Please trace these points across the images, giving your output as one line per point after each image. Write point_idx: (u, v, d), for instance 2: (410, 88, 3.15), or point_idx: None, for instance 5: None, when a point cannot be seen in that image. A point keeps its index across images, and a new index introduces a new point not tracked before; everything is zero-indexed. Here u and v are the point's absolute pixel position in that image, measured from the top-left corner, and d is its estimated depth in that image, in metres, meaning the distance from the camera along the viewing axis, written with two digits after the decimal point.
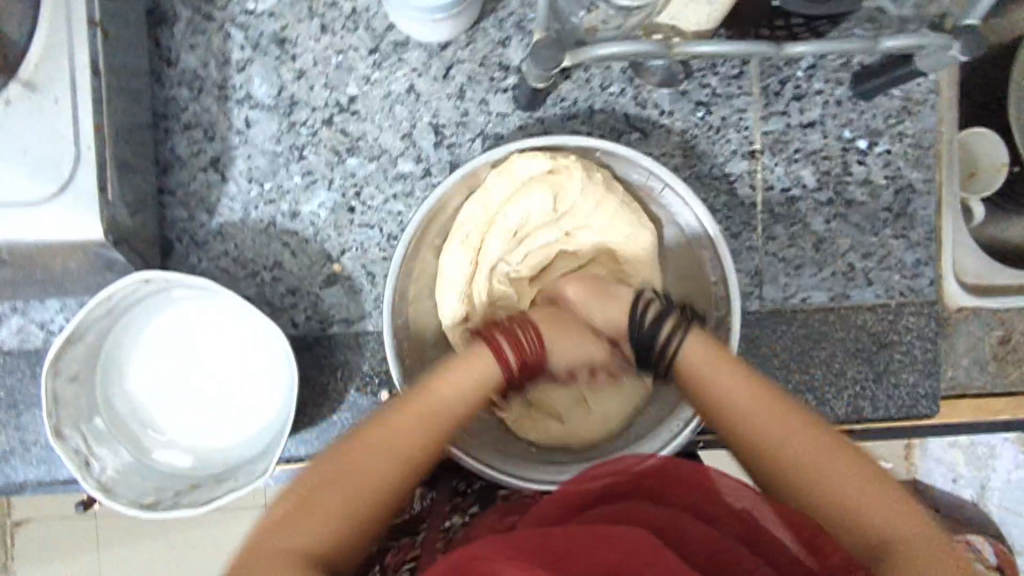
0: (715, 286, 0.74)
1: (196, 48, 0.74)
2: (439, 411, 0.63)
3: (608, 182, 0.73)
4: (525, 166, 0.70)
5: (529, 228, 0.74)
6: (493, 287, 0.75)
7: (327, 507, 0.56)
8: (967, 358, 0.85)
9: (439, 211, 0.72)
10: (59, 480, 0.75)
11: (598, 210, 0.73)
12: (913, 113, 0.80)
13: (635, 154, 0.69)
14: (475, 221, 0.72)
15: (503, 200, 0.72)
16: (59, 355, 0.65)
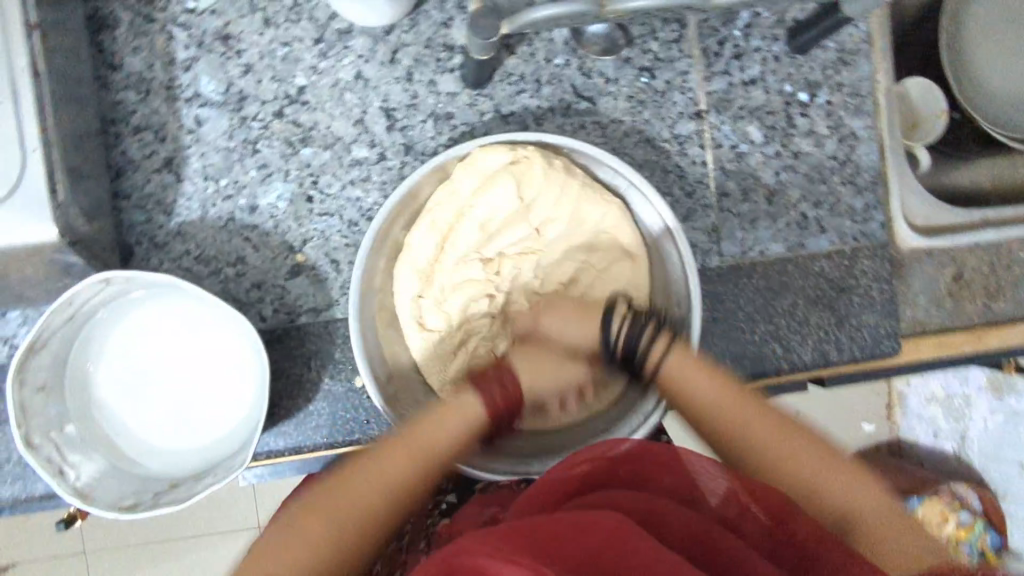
0: (676, 273, 0.74)
1: (140, 51, 0.74)
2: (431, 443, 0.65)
3: (568, 167, 0.74)
4: (490, 159, 0.71)
5: (496, 224, 0.75)
6: (457, 275, 0.76)
7: (321, 521, 0.59)
8: (924, 297, 0.87)
9: (411, 201, 0.73)
10: (36, 495, 0.74)
11: (562, 199, 0.75)
12: (848, 64, 0.83)
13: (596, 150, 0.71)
14: (443, 205, 0.73)
15: (470, 192, 0.73)
16: (23, 364, 0.64)
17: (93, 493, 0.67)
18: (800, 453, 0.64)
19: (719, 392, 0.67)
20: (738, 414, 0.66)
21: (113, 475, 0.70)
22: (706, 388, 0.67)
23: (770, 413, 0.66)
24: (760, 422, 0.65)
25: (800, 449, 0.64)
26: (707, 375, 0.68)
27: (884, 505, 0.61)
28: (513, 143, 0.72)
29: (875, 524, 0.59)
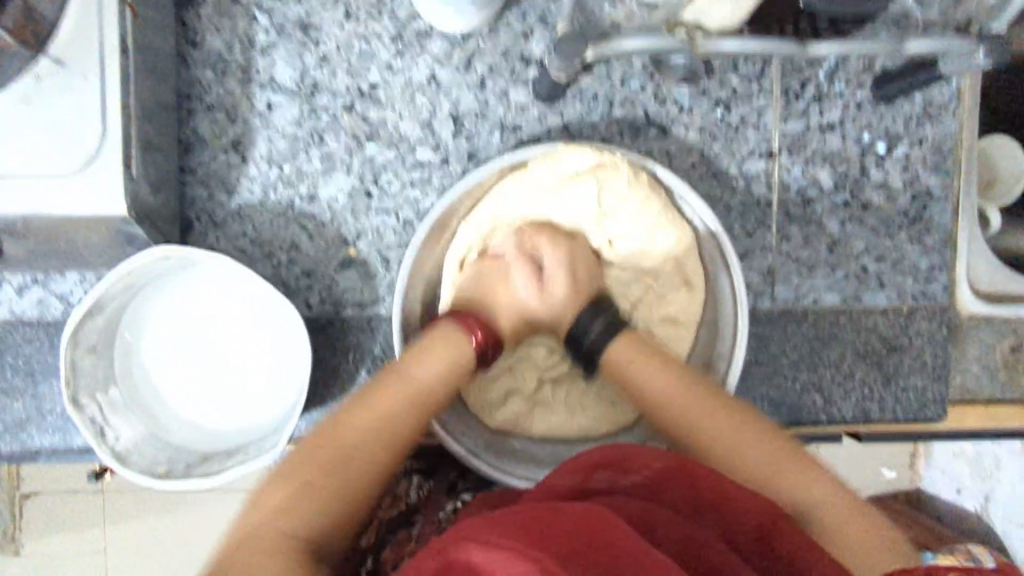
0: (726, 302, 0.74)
1: (222, 30, 0.75)
2: (417, 390, 0.65)
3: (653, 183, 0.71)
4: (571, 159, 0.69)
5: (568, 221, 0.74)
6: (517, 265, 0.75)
7: (320, 491, 0.59)
8: (976, 365, 0.85)
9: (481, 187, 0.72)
10: (73, 449, 0.76)
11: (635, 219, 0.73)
12: (932, 119, 0.80)
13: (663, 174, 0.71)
14: (506, 207, 0.73)
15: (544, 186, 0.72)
16: (79, 327, 0.66)
17: (129, 455, 0.69)
18: (748, 464, 0.65)
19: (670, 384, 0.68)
20: (692, 408, 0.67)
21: (150, 442, 0.72)
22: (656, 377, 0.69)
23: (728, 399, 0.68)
24: (725, 419, 0.66)
25: (755, 441, 0.66)
26: (672, 369, 0.69)
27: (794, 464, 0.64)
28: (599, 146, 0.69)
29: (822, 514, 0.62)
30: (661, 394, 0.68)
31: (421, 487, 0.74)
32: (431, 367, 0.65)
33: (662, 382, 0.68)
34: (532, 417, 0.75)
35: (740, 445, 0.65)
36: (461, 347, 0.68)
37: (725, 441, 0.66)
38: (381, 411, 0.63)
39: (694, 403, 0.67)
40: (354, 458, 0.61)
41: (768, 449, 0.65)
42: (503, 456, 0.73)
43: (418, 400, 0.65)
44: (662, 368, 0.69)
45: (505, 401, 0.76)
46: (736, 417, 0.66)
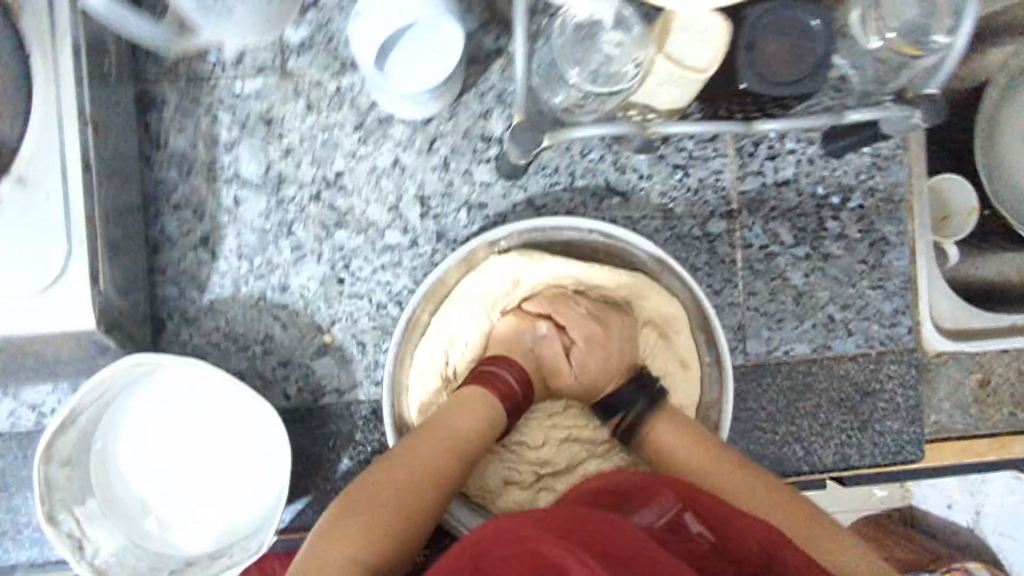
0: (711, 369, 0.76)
1: (184, 130, 0.76)
2: (448, 434, 0.64)
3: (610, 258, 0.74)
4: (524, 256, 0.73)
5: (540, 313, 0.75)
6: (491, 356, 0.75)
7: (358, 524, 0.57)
8: (949, 402, 0.87)
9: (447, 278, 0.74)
10: (52, 561, 0.75)
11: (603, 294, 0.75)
12: (882, 169, 0.83)
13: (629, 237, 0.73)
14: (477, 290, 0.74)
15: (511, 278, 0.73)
16: (52, 442, 0.65)
17: (108, 569, 0.67)
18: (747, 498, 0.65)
19: (693, 452, 0.68)
20: (707, 474, 0.67)
21: (129, 551, 0.70)
22: (696, 453, 0.68)
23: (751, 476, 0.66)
24: (742, 498, 0.65)
25: (755, 487, 0.65)
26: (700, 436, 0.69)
27: (794, 509, 0.64)
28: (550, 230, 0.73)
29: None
30: (688, 465, 0.68)
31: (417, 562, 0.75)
32: (461, 414, 0.66)
33: (694, 460, 0.67)
34: (536, 502, 0.74)
35: (750, 495, 0.65)
36: (484, 400, 0.67)
37: (730, 482, 0.66)
38: (448, 450, 0.64)
39: (714, 474, 0.66)
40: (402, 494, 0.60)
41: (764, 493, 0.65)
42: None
43: (453, 450, 0.64)
44: (689, 441, 0.68)
45: (506, 487, 0.74)
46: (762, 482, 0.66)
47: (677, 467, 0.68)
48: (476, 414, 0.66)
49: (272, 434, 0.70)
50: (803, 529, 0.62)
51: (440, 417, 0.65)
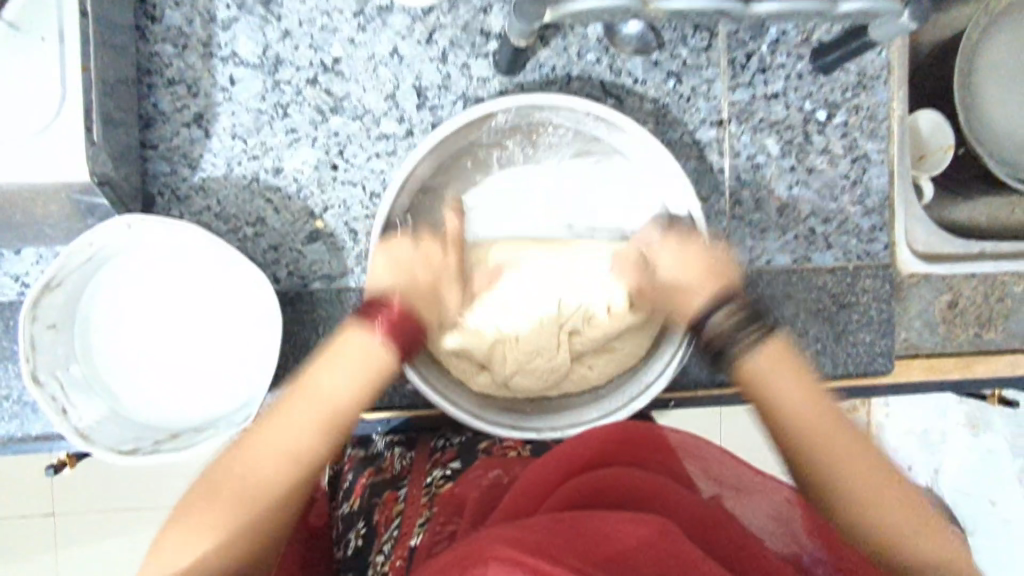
0: None
1: (181, 5, 0.75)
2: (323, 399, 0.67)
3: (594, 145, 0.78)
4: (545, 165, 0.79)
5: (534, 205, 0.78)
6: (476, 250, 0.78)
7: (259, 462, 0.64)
8: (919, 320, 0.90)
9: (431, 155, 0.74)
10: (30, 435, 0.74)
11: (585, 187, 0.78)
12: (867, 88, 0.85)
13: (616, 116, 0.71)
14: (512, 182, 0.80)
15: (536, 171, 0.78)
16: (38, 301, 0.64)
17: (93, 433, 0.67)
18: (807, 430, 0.66)
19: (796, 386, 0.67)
20: (814, 429, 0.66)
21: (114, 421, 0.70)
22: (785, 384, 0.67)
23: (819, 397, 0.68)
24: (831, 426, 0.66)
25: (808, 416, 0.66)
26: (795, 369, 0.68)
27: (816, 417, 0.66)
28: (537, 104, 0.72)
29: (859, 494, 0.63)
30: (800, 405, 0.67)
31: (405, 458, 0.82)
32: (332, 380, 0.67)
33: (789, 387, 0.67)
34: (513, 380, 0.76)
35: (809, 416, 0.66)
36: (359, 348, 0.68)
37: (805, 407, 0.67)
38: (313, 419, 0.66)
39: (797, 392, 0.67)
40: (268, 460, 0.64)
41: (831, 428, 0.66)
42: (483, 407, 0.74)
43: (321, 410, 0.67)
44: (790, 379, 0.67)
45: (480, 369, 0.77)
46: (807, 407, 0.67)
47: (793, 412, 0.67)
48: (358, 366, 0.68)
49: (262, 299, 0.70)
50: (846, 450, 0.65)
51: (310, 377, 0.68)
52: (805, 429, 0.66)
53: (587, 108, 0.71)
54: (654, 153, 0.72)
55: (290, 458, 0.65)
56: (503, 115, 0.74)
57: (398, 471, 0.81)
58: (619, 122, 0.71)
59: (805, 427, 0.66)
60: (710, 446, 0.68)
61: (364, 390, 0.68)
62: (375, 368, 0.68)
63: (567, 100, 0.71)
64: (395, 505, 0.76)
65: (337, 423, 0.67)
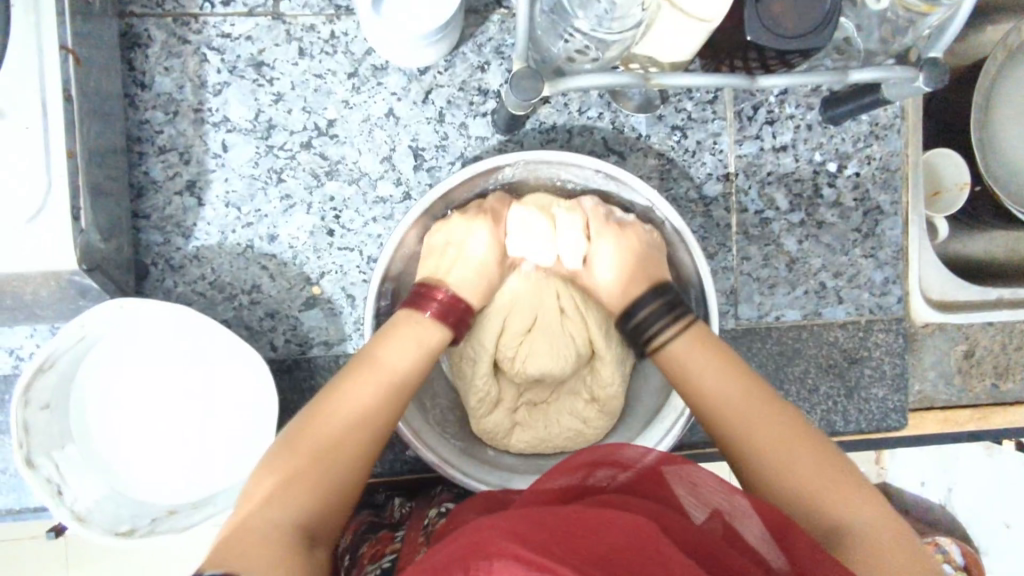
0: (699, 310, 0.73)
1: (171, 71, 0.73)
2: (381, 372, 0.62)
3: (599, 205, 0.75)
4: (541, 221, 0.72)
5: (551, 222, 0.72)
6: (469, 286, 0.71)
7: (294, 489, 0.55)
8: (933, 371, 0.88)
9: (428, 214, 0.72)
10: (30, 509, 0.73)
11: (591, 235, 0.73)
12: (879, 138, 0.82)
13: (620, 172, 0.69)
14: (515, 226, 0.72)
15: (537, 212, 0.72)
16: (30, 386, 0.63)
17: (89, 516, 0.66)
18: (763, 440, 0.59)
19: (731, 385, 0.62)
20: (749, 420, 0.60)
21: (112, 500, 0.69)
22: (718, 377, 0.63)
23: (778, 406, 0.61)
24: (770, 426, 0.59)
25: (791, 457, 0.58)
26: (722, 359, 0.64)
27: (784, 425, 0.59)
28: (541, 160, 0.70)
29: (874, 538, 0.53)
30: (722, 397, 0.62)
31: (403, 507, 0.77)
32: (399, 355, 0.63)
33: (711, 375, 0.63)
34: (511, 434, 0.74)
35: (760, 416, 0.60)
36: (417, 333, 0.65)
37: (758, 426, 0.60)
38: (372, 390, 0.61)
39: (741, 405, 0.61)
40: (316, 439, 0.58)
41: (775, 428, 0.59)
42: (475, 464, 0.71)
43: (388, 390, 0.62)
44: (716, 368, 0.63)
45: (494, 409, 0.74)
46: (781, 417, 0.60)
47: (725, 412, 0.61)
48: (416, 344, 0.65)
49: (256, 373, 0.69)
50: (795, 463, 0.58)
51: (376, 356, 0.63)
52: (742, 442, 0.60)
53: (596, 167, 0.69)
54: (656, 204, 0.70)
55: (387, 395, 0.62)
56: (510, 168, 0.71)
57: (396, 519, 0.75)
58: (624, 179, 0.69)
59: (742, 439, 0.60)
60: (705, 472, 0.54)
61: (423, 359, 0.65)
62: (427, 342, 0.66)
63: (575, 159, 0.68)
64: (389, 542, 0.69)
65: (392, 396, 0.62)
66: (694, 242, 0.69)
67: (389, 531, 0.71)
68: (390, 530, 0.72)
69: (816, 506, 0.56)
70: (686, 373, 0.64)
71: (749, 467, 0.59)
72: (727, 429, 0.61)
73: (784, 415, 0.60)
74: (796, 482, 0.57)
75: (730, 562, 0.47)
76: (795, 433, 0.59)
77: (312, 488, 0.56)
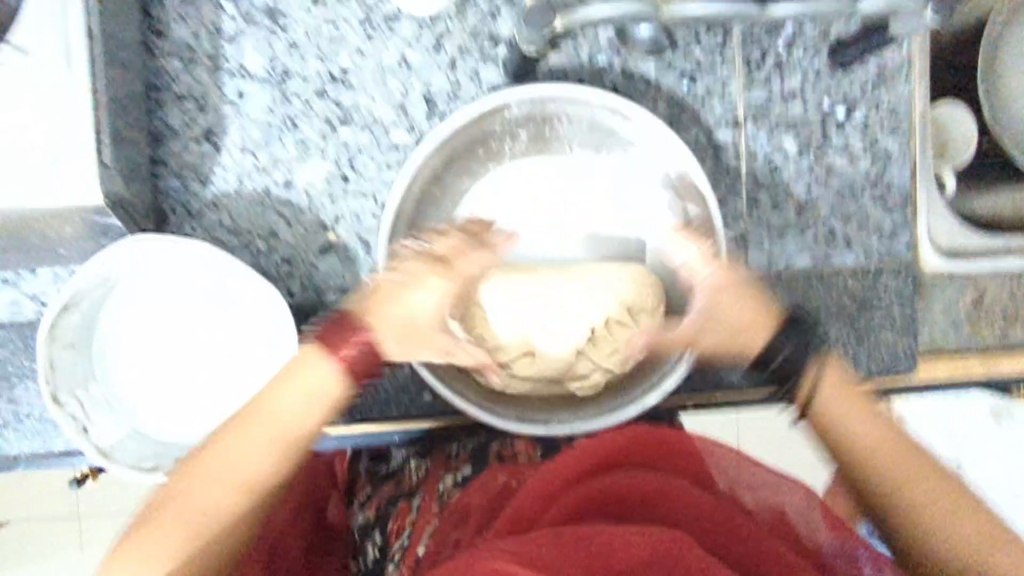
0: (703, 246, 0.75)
1: (187, 18, 0.74)
2: (267, 413, 0.63)
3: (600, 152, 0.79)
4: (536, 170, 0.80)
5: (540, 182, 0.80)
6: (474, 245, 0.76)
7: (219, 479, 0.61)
8: (943, 318, 0.88)
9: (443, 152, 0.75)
10: (53, 452, 0.75)
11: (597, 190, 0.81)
12: (887, 82, 0.83)
13: (618, 101, 0.72)
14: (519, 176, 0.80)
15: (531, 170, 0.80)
16: (56, 324, 0.65)
17: (114, 453, 0.68)
18: (863, 443, 0.65)
19: (868, 425, 0.66)
20: (882, 450, 0.65)
21: (136, 439, 0.71)
22: (851, 419, 0.66)
23: (880, 419, 0.67)
24: (885, 441, 0.65)
25: (900, 455, 0.64)
26: (857, 403, 0.67)
27: (888, 443, 0.65)
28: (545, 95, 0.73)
29: (959, 550, 0.60)
30: (866, 441, 0.65)
31: (419, 469, 0.81)
32: (287, 406, 0.62)
33: (856, 423, 0.66)
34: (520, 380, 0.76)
35: (882, 440, 0.65)
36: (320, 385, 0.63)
37: (878, 450, 0.65)
38: (300, 399, 0.63)
39: (883, 447, 0.65)
40: (255, 446, 0.62)
41: (879, 432, 0.66)
42: (489, 403, 0.74)
43: (283, 437, 0.63)
44: (853, 413, 0.67)
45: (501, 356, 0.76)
46: (894, 436, 0.66)
47: (860, 450, 0.65)
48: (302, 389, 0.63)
49: (270, 318, 0.70)
50: (901, 471, 0.64)
51: (283, 378, 0.63)
52: (885, 471, 0.64)
53: (602, 98, 0.72)
54: (658, 134, 0.73)
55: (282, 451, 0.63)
56: (518, 106, 0.74)
57: (411, 482, 0.80)
58: (624, 109, 0.73)
59: (887, 466, 0.64)
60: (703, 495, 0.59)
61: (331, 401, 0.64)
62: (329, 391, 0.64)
63: (581, 91, 0.72)
64: (407, 515, 0.75)
65: (289, 445, 0.63)
66: (692, 162, 0.73)
67: (406, 501, 0.77)
68: (407, 498, 0.78)
69: (932, 526, 0.61)
70: (832, 417, 0.67)
71: (876, 485, 0.64)
72: (847, 456, 0.66)
73: (896, 439, 0.65)
74: (910, 502, 0.62)
75: (734, 540, 0.56)
76: (898, 444, 0.65)
77: (228, 484, 0.61)
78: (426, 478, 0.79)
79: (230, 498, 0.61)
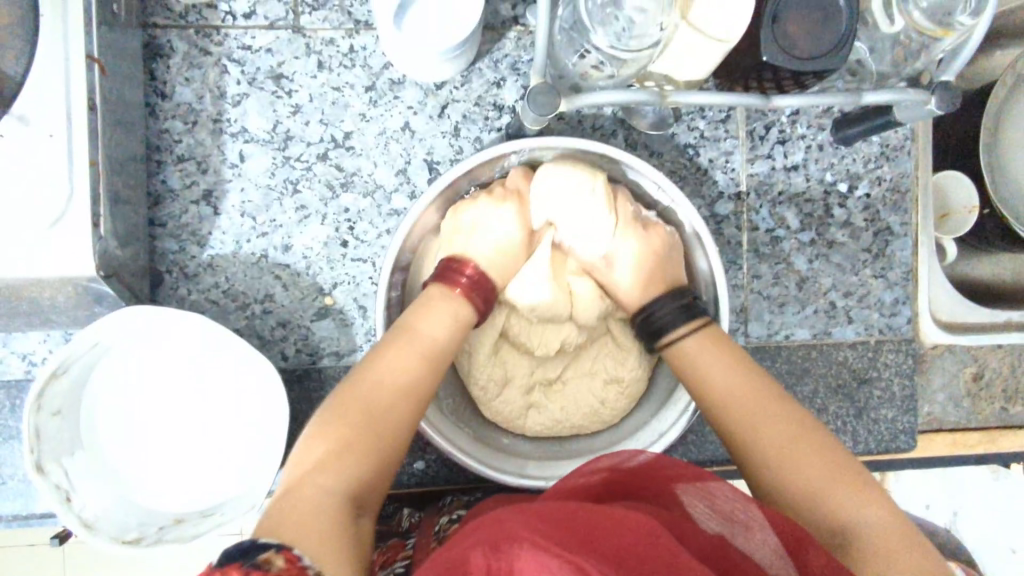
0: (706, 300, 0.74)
1: (192, 81, 0.74)
2: (420, 342, 0.63)
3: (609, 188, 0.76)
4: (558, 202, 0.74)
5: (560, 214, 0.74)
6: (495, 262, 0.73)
7: (350, 451, 0.56)
8: (942, 394, 0.87)
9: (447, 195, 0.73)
10: (35, 514, 0.73)
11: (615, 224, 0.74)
12: (890, 159, 0.83)
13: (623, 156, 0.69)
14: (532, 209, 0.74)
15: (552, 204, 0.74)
16: (43, 390, 0.64)
17: (97, 522, 0.66)
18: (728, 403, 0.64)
19: (736, 377, 0.65)
20: (750, 413, 0.63)
21: (120, 506, 0.69)
22: (716, 366, 0.66)
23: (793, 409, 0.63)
24: (775, 419, 0.62)
25: (787, 432, 0.61)
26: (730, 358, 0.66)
27: (788, 424, 0.62)
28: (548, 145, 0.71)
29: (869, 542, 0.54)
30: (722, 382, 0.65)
31: (411, 517, 0.77)
32: (437, 325, 0.65)
33: (716, 369, 0.66)
34: (525, 417, 0.75)
35: (751, 394, 0.64)
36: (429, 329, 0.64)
37: (740, 414, 0.63)
38: (416, 360, 0.62)
39: (747, 396, 0.64)
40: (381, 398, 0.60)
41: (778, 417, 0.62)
42: (491, 454, 0.72)
43: (416, 362, 0.62)
44: (724, 361, 0.66)
45: (504, 389, 0.75)
46: (793, 416, 0.62)
47: (717, 398, 0.65)
48: (447, 324, 0.65)
49: (268, 388, 0.69)
50: (808, 464, 0.59)
51: (415, 326, 0.64)
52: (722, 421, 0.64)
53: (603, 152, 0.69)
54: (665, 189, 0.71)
55: (412, 388, 0.61)
56: (516, 154, 0.73)
57: (404, 528, 0.75)
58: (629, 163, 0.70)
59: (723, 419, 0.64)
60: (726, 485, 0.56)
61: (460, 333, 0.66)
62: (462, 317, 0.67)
63: (581, 144, 0.69)
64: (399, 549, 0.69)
65: (435, 366, 0.63)
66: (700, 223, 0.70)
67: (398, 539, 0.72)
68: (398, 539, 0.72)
69: (825, 509, 0.57)
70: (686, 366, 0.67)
71: (747, 450, 0.62)
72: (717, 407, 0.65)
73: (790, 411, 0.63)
74: (802, 486, 0.58)
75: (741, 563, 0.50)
76: (807, 432, 0.61)
77: (370, 456, 0.57)
78: (421, 524, 0.73)
79: (381, 465, 0.58)
